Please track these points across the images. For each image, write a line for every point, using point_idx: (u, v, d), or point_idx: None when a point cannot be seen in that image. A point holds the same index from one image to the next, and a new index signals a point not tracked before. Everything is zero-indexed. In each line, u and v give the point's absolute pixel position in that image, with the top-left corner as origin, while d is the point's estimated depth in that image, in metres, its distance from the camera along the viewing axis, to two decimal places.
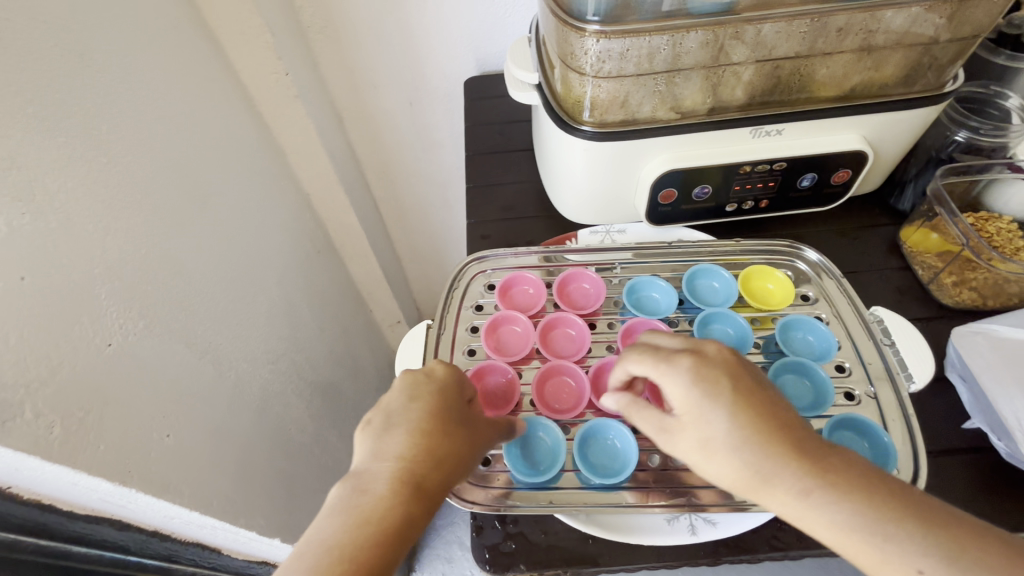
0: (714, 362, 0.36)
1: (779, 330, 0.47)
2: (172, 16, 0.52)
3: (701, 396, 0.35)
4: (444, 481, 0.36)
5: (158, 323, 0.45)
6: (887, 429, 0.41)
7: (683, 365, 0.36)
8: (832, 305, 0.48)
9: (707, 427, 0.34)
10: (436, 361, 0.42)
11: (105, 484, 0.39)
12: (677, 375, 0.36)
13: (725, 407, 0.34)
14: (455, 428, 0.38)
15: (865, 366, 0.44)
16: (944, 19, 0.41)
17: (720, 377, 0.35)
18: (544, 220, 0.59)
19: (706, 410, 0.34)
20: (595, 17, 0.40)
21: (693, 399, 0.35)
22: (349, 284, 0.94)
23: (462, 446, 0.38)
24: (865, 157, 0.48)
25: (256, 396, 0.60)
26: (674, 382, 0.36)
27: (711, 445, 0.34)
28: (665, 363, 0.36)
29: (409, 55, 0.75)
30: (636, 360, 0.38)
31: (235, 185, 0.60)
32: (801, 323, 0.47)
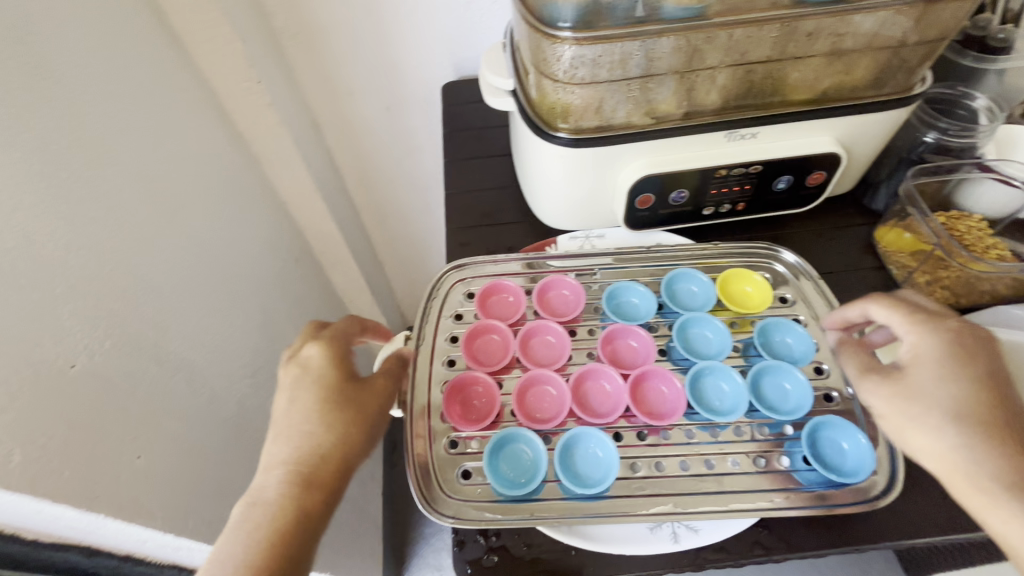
0: (967, 343, 0.39)
1: (758, 333, 0.47)
2: (137, 24, 0.51)
3: (958, 357, 0.39)
4: (334, 461, 0.42)
5: (126, 341, 0.43)
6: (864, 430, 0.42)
7: (939, 332, 0.40)
8: (810, 307, 0.48)
9: (933, 382, 0.38)
10: (310, 347, 0.47)
11: (70, 511, 0.37)
12: (930, 337, 0.40)
13: (970, 373, 0.38)
14: (337, 416, 0.43)
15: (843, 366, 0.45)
16: (912, 23, 0.41)
17: (961, 353, 0.39)
18: (523, 226, 0.59)
19: (943, 372, 0.38)
20: (567, 23, 0.39)
21: (935, 360, 0.39)
22: (329, 293, 0.92)
23: (344, 427, 0.43)
24: (839, 159, 0.49)
25: (233, 411, 0.58)
26: (927, 342, 0.40)
27: (917, 401, 0.38)
28: (923, 324, 0.40)
29: (384, 60, 0.74)
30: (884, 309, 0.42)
31: (208, 196, 0.59)
32: (779, 326, 0.47)
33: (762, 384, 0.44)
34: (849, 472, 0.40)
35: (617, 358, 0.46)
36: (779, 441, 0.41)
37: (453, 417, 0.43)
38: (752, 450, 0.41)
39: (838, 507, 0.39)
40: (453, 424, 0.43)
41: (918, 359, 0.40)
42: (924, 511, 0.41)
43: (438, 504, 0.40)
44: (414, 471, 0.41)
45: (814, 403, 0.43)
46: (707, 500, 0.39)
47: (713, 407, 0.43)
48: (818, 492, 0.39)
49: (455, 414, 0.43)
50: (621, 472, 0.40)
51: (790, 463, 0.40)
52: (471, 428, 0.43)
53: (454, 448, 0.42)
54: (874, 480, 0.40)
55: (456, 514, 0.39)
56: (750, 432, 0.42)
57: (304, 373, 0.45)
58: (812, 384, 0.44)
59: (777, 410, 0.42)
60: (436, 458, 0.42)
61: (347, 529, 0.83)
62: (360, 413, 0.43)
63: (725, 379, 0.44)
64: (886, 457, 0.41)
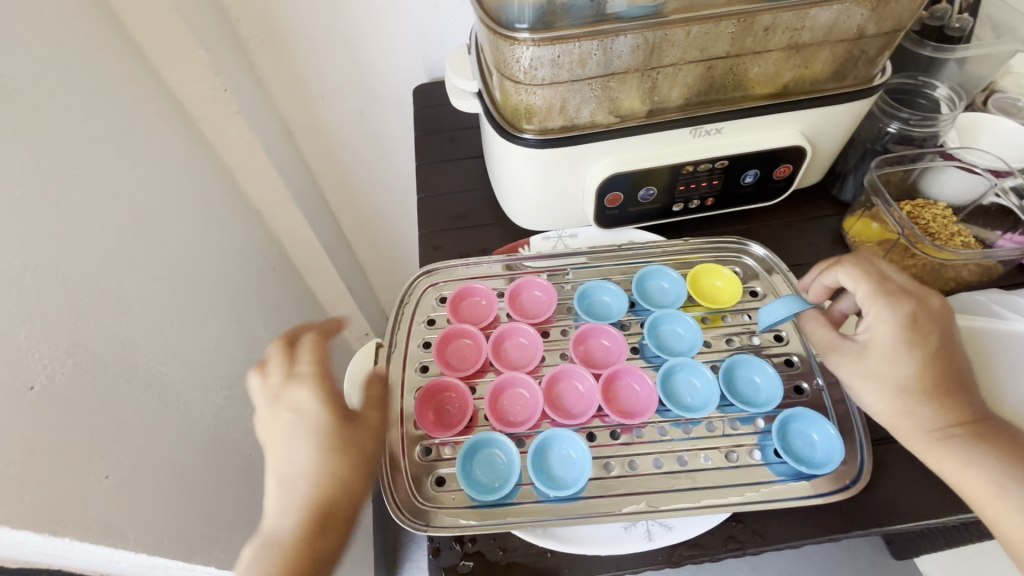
0: (929, 314, 0.40)
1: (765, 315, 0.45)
2: (94, 35, 0.50)
3: (912, 336, 0.39)
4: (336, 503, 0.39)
5: (90, 359, 0.43)
6: (833, 421, 0.42)
7: (903, 306, 0.39)
8: None
9: (890, 362, 0.39)
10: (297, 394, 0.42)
11: (32, 536, 0.36)
12: (889, 310, 0.39)
13: (922, 347, 0.39)
14: (347, 450, 0.40)
15: (813, 359, 0.45)
16: (868, 13, 0.41)
17: (926, 329, 0.39)
18: (496, 227, 0.58)
19: (898, 348, 0.39)
20: (523, 24, 0.39)
21: (893, 336, 0.39)
22: (310, 300, 0.91)
23: (353, 461, 0.40)
24: (804, 152, 0.49)
25: (210, 424, 0.57)
26: (889, 321, 0.39)
27: (872, 380, 0.39)
28: (883, 296, 0.40)
29: (355, 63, 0.73)
30: (853, 274, 0.41)
31: (177, 208, 0.58)
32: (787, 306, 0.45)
33: (734, 378, 0.45)
34: (818, 461, 0.40)
35: (589, 358, 0.46)
36: (751, 434, 0.42)
37: (426, 424, 0.43)
38: (724, 444, 0.41)
39: (809, 498, 0.39)
40: (425, 431, 0.43)
41: (874, 334, 0.40)
42: (896, 498, 0.41)
43: (411, 512, 0.39)
44: (387, 480, 0.40)
45: (784, 395, 0.44)
46: (680, 497, 0.39)
47: (685, 404, 0.43)
48: (790, 484, 0.39)
49: (426, 421, 0.43)
50: (595, 472, 0.40)
51: (762, 456, 0.41)
52: (443, 434, 0.42)
53: (427, 455, 0.42)
54: (846, 470, 0.40)
55: (429, 522, 0.39)
56: (722, 427, 0.42)
57: (285, 407, 0.42)
58: (782, 376, 0.45)
59: (748, 403, 0.43)
60: (410, 466, 0.41)
61: None
62: (366, 451, 0.40)
63: (696, 375, 0.44)
64: (855, 446, 0.41)
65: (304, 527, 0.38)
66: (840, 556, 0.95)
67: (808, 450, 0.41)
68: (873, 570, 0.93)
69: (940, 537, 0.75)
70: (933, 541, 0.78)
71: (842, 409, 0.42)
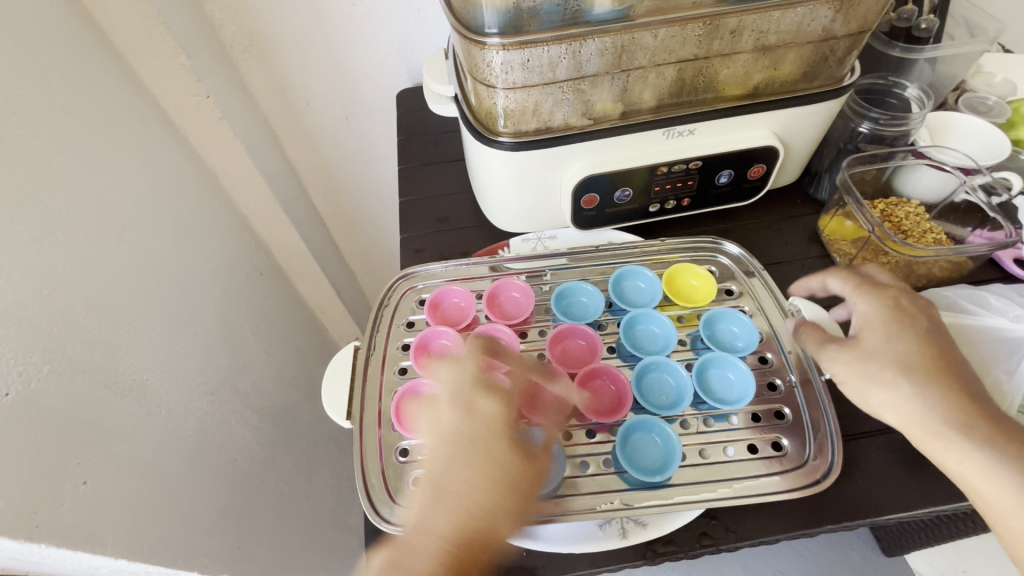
0: (913, 307, 0.42)
1: (703, 326, 0.48)
2: (72, 41, 0.50)
3: (899, 318, 0.41)
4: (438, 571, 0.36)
5: (67, 365, 0.43)
6: (805, 416, 0.43)
7: (884, 300, 0.42)
8: (754, 298, 0.49)
9: (896, 350, 0.39)
10: (485, 401, 0.42)
11: (8, 542, 0.36)
12: (876, 304, 0.42)
13: (913, 331, 0.40)
14: (513, 464, 0.39)
15: (784, 355, 0.46)
16: (834, 13, 0.42)
17: (916, 317, 0.41)
18: (478, 229, 0.59)
19: (890, 333, 0.40)
20: (494, 29, 0.39)
21: (889, 326, 0.41)
22: (299, 304, 0.91)
23: (502, 474, 0.39)
24: (776, 152, 0.50)
25: (194, 428, 0.58)
26: (873, 308, 0.42)
27: (875, 362, 0.40)
28: (868, 292, 0.43)
29: (340, 68, 0.74)
30: (838, 278, 0.46)
31: (159, 214, 0.58)
32: (725, 315, 0.48)
33: (708, 377, 0.45)
34: (788, 457, 0.41)
35: (566, 358, 0.47)
36: (724, 431, 0.42)
37: (404, 427, 0.43)
38: (697, 441, 0.42)
39: (781, 494, 0.39)
40: (403, 433, 0.43)
41: (868, 325, 0.41)
42: (868, 493, 0.41)
43: (386, 513, 0.40)
44: (364, 480, 0.41)
45: (757, 392, 0.44)
46: (652, 495, 0.39)
47: (660, 404, 0.44)
48: (762, 480, 0.40)
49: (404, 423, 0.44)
50: (570, 471, 0.41)
51: (735, 453, 0.41)
52: (420, 436, 0.43)
53: (404, 457, 0.43)
54: (817, 467, 0.40)
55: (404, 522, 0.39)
56: (697, 424, 0.43)
57: (458, 417, 0.41)
58: (756, 374, 0.45)
59: (724, 400, 0.43)
60: (388, 468, 0.42)
61: (323, 542, 0.82)
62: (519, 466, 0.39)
63: (670, 372, 0.45)
64: (828, 441, 0.41)
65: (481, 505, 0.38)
66: (833, 555, 0.95)
67: (778, 446, 0.42)
68: (866, 568, 0.93)
69: (926, 532, 0.76)
70: (926, 537, 0.79)
71: (815, 404, 0.43)
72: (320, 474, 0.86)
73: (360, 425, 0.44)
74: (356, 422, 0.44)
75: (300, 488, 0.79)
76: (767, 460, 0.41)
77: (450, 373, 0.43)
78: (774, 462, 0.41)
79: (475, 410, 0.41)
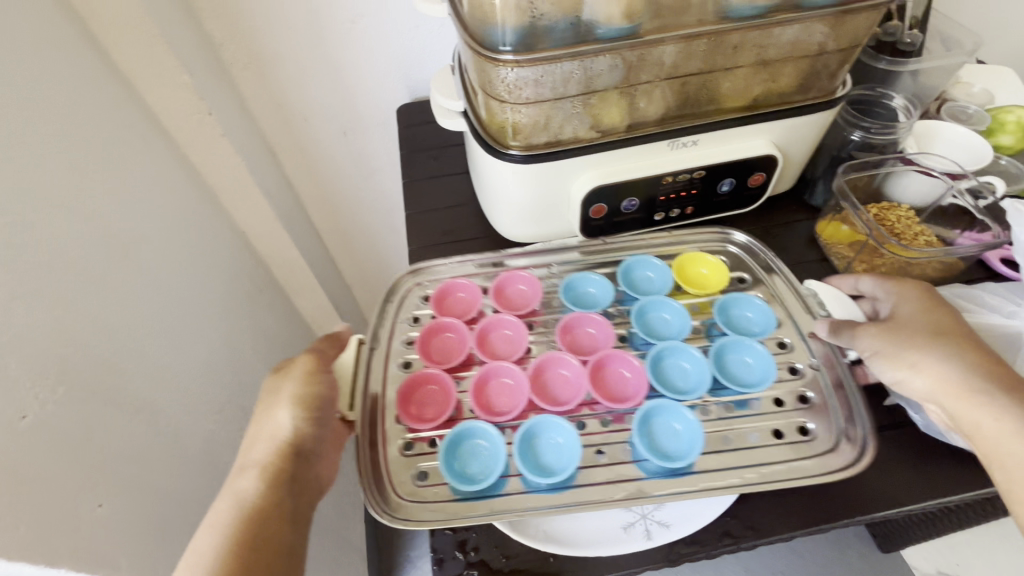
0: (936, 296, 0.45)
1: (717, 312, 0.49)
2: (81, 62, 0.50)
3: (930, 296, 0.45)
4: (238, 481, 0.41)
5: (81, 386, 0.42)
6: (831, 399, 0.44)
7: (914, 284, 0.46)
8: (769, 284, 0.51)
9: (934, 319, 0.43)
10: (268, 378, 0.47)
11: (27, 568, 0.36)
12: (909, 286, 0.46)
13: (942, 308, 0.44)
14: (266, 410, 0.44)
15: (806, 342, 0.47)
16: (828, 30, 0.44)
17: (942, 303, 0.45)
18: (485, 240, 0.60)
19: (926, 306, 0.44)
20: (507, 46, 0.41)
21: (924, 303, 0.44)
22: (298, 320, 0.91)
23: (276, 412, 0.43)
24: (775, 160, 0.52)
25: (201, 448, 0.57)
26: (908, 291, 0.45)
27: (917, 331, 0.42)
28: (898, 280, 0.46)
29: (339, 85, 0.74)
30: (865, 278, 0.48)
31: (163, 233, 0.58)
32: (738, 301, 0.50)
33: (727, 361, 0.47)
34: (817, 440, 0.42)
35: (576, 347, 0.48)
36: (748, 417, 0.43)
37: (407, 419, 0.43)
38: (719, 427, 0.43)
39: (816, 476, 0.40)
40: (407, 425, 0.43)
41: (903, 300, 0.45)
42: (881, 487, 0.43)
43: (393, 507, 0.40)
44: (371, 475, 0.41)
45: (780, 375, 0.45)
46: (676, 485, 0.40)
47: (678, 388, 0.45)
48: (792, 464, 0.41)
49: (410, 416, 0.44)
50: (584, 460, 0.41)
51: (759, 438, 0.42)
52: (426, 428, 0.43)
53: (409, 450, 0.43)
54: (836, 448, 0.41)
55: (408, 517, 0.39)
56: (718, 411, 0.44)
57: None
58: (777, 360, 0.46)
59: (747, 383, 0.45)
60: (394, 463, 0.42)
61: (329, 561, 0.81)
62: (288, 398, 0.43)
63: (685, 357, 0.47)
64: (857, 420, 0.42)
65: (277, 438, 0.42)
66: (832, 555, 0.97)
67: (804, 430, 0.43)
68: (862, 566, 0.95)
69: (923, 526, 0.77)
70: (923, 533, 0.81)
71: (840, 388, 0.44)
72: None
73: (363, 420, 0.43)
74: (360, 413, 0.43)
75: None
76: (795, 444, 0.42)
77: None
78: (802, 447, 0.42)
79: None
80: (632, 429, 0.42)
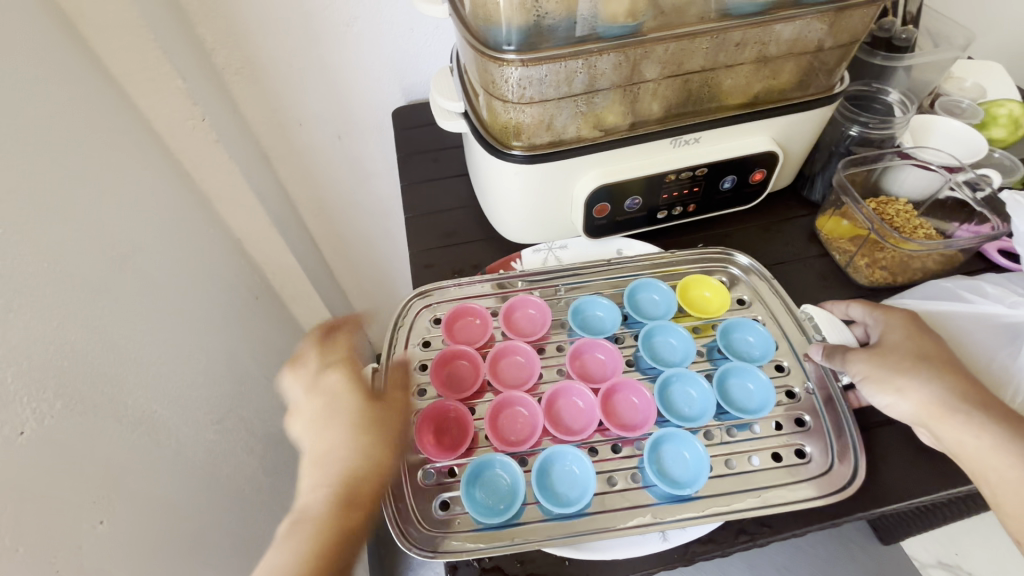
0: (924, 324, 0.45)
1: (719, 336, 0.49)
2: (74, 70, 0.49)
3: (917, 325, 0.45)
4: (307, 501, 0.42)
5: (80, 401, 0.41)
6: (824, 423, 0.44)
7: (899, 313, 0.46)
8: (766, 307, 0.51)
9: (920, 348, 0.43)
10: (346, 393, 0.45)
11: None
12: (896, 315, 0.45)
13: (930, 336, 0.44)
14: (367, 437, 0.43)
15: (801, 366, 0.47)
16: (826, 28, 0.45)
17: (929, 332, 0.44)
18: (486, 243, 0.59)
19: (912, 333, 0.44)
20: (511, 46, 0.40)
21: (913, 330, 0.44)
22: (294, 328, 0.89)
23: (379, 441, 0.43)
24: (776, 157, 0.52)
25: (202, 459, 0.56)
26: (895, 319, 0.45)
27: (903, 359, 0.42)
28: (884, 308, 0.46)
29: (334, 88, 0.74)
30: (856, 305, 0.48)
31: (159, 243, 0.57)
32: (740, 325, 0.49)
33: (727, 386, 0.46)
34: (813, 463, 0.42)
35: (586, 373, 0.47)
36: (748, 441, 0.43)
37: (427, 448, 0.43)
38: (721, 452, 0.43)
39: (811, 501, 0.40)
40: (428, 455, 0.42)
41: (890, 328, 0.45)
42: (893, 482, 0.43)
43: (414, 538, 0.39)
44: (392, 507, 0.40)
45: (777, 402, 0.45)
46: (684, 508, 0.40)
47: (683, 414, 0.44)
48: (789, 488, 0.41)
49: (429, 445, 0.43)
50: (599, 487, 0.41)
51: (760, 462, 0.42)
52: (446, 458, 0.42)
53: (430, 480, 0.42)
54: (839, 469, 0.42)
55: (435, 548, 0.39)
56: (720, 435, 0.44)
57: (329, 406, 0.45)
58: (773, 383, 0.46)
59: (745, 409, 0.44)
60: (410, 492, 0.41)
61: None
62: (393, 433, 0.43)
63: (692, 385, 0.46)
64: (851, 446, 0.42)
65: (375, 469, 0.42)
66: (833, 549, 0.97)
67: (802, 453, 0.43)
68: (864, 559, 0.96)
69: (921, 517, 0.78)
70: (924, 525, 0.81)
71: (831, 406, 0.44)
72: None
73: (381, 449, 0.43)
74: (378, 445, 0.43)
75: None
76: (792, 467, 0.42)
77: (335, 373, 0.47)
78: (799, 470, 0.42)
79: (310, 403, 0.46)
80: (642, 455, 0.42)
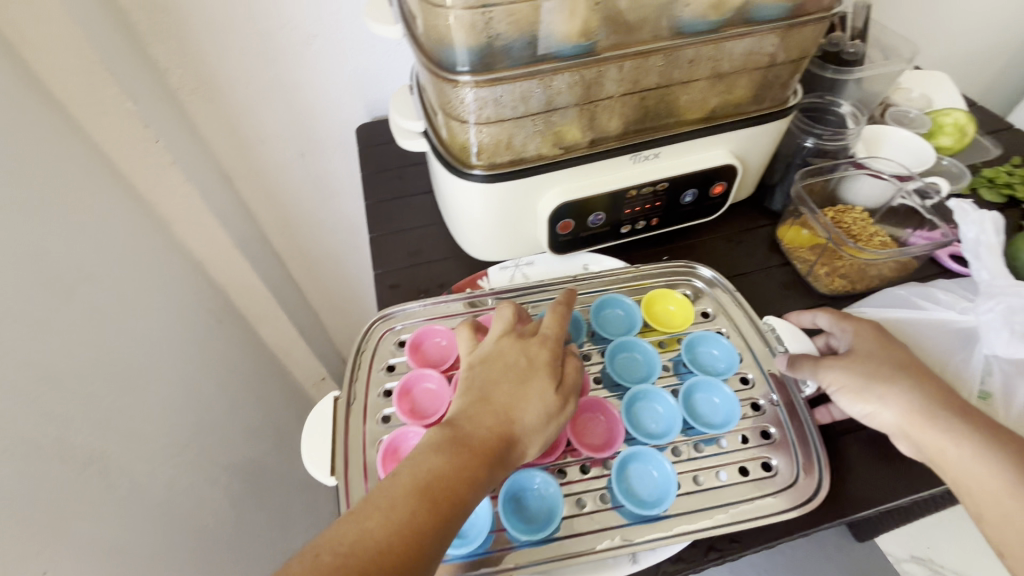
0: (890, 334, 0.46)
1: (684, 350, 0.49)
2: (17, 96, 0.47)
3: (882, 335, 0.46)
4: (462, 427, 0.38)
5: (21, 445, 0.39)
6: (790, 434, 0.44)
7: (867, 322, 0.47)
8: (730, 319, 0.51)
9: (889, 357, 0.44)
10: (536, 346, 0.42)
11: None
12: (863, 324, 0.46)
13: (895, 346, 0.45)
14: (535, 407, 0.40)
15: (766, 375, 0.47)
16: (778, 44, 0.46)
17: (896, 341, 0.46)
18: (452, 261, 0.59)
19: (882, 342, 0.45)
20: (465, 67, 0.40)
21: (881, 339, 0.45)
22: (262, 351, 0.87)
23: (543, 415, 0.40)
24: (735, 169, 0.53)
25: (160, 495, 0.53)
26: (864, 328, 0.46)
27: (875, 368, 0.43)
28: (852, 317, 0.47)
29: (296, 106, 0.72)
30: (823, 313, 0.49)
31: (111, 271, 0.55)
32: (705, 338, 0.50)
33: (694, 400, 0.46)
34: (779, 475, 0.42)
35: None
36: (715, 455, 0.43)
37: None
38: (689, 469, 0.43)
39: (778, 514, 0.40)
40: None
41: (860, 338, 0.45)
42: (856, 489, 0.44)
43: None
44: None
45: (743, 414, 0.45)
46: (652, 527, 0.40)
47: (650, 431, 0.44)
48: (756, 502, 0.41)
49: None
50: (567, 510, 0.40)
51: (728, 477, 0.42)
52: None
53: None
54: (804, 480, 0.42)
55: None
56: (687, 450, 0.44)
57: (512, 358, 0.42)
58: (739, 396, 0.46)
59: (710, 423, 0.44)
60: None
61: None
62: (557, 417, 0.40)
63: (659, 401, 0.46)
64: (815, 460, 0.43)
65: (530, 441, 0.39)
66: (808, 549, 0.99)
67: (768, 466, 0.43)
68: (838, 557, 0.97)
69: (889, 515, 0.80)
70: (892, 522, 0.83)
71: (796, 419, 0.44)
72: (292, 527, 0.83)
73: (344, 481, 0.42)
74: (341, 474, 0.42)
75: (269, 547, 0.75)
76: (759, 481, 0.42)
77: (552, 320, 0.45)
78: (766, 483, 0.42)
79: (481, 345, 0.44)
80: (611, 474, 0.42)
